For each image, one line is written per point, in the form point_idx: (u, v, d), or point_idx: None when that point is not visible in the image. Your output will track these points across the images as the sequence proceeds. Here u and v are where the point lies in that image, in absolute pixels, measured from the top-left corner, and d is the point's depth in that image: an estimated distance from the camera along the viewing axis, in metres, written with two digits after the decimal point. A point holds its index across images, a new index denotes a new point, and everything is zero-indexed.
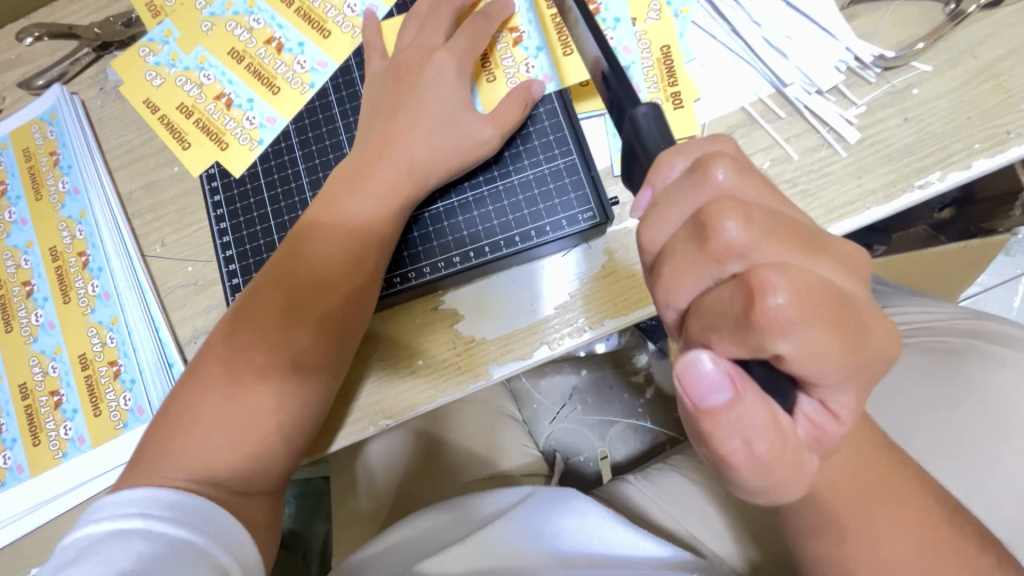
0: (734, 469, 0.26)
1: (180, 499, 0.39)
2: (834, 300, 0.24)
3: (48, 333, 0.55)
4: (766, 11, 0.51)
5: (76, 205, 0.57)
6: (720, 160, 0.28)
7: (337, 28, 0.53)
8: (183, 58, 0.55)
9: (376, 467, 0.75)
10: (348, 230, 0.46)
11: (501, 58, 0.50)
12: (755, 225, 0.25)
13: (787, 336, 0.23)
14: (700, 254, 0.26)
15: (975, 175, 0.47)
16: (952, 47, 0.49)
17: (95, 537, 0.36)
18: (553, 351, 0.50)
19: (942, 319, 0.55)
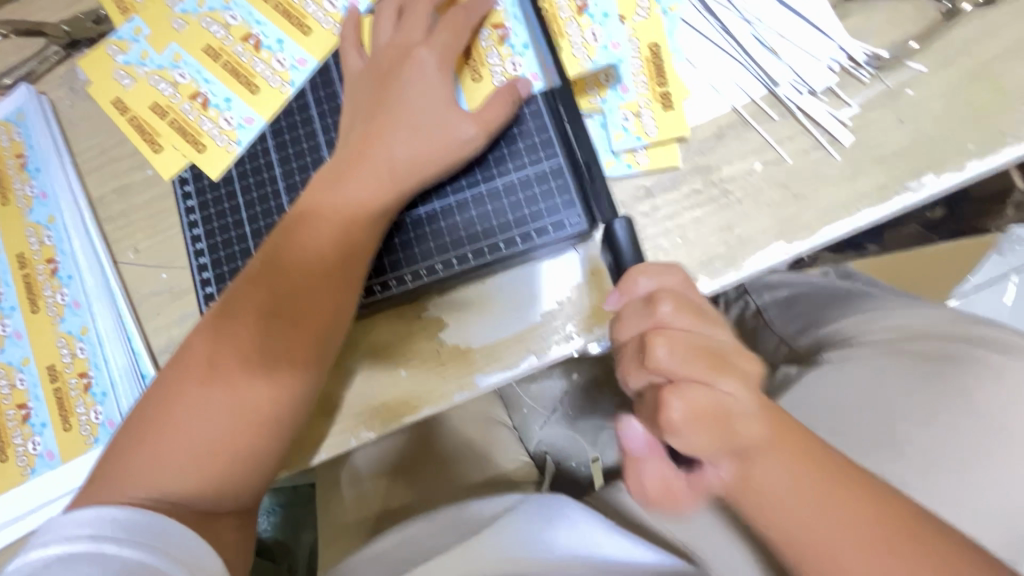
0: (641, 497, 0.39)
1: (136, 518, 0.36)
2: (721, 413, 0.33)
3: (15, 344, 0.53)
4: (756, 10, 0.50)
5: (44, 209, 0.55)
6: (666, 296, 0.36)
7: (317, 25, 0.51)
8: (155, 56, 0.53)
9: (363, 476, 0.73)
10: (326, 234, 0.44)
11: (486, 56, 0.49)
12: (677, 351, 0.34)
13: (676, 436, 0.33)
14: (640, 363, 0.36)
15: (970, 177, 0.46)
16: (947, 47, 0.48)
17: (43, 562, 0.34)
18: (540, 360, 0.48)
19: (929, 326, 0.54)
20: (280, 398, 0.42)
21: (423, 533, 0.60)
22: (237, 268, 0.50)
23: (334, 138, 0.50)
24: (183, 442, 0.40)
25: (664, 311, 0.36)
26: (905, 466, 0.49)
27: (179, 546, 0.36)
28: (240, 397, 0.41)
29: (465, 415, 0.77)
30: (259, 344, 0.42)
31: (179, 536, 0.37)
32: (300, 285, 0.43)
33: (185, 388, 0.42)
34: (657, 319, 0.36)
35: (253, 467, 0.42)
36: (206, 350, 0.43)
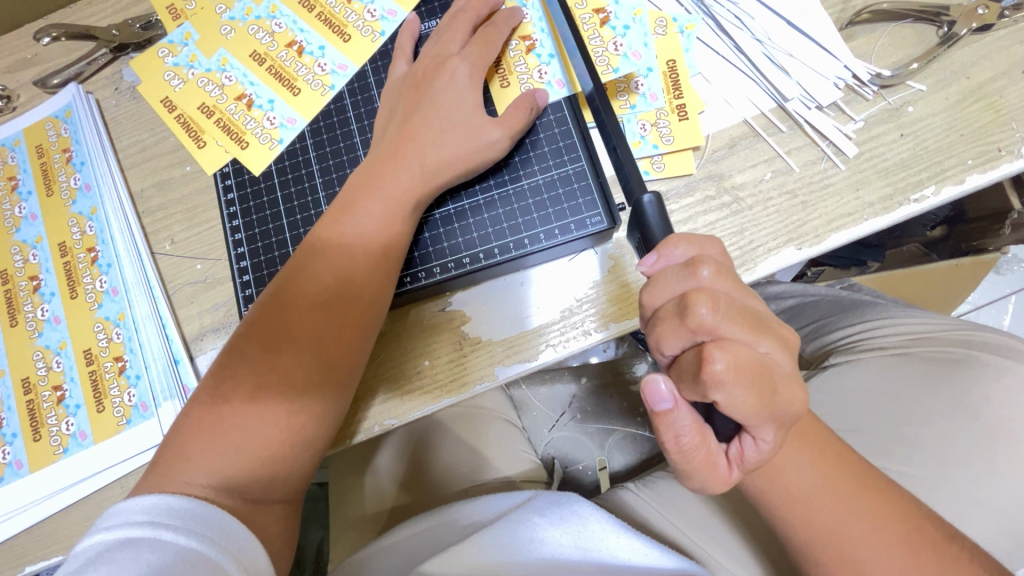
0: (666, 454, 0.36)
1: (190, 508, 0.39)
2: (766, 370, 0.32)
3: (54, 328, 0.55)
4: (769, 31, 0.53)
5: (87, 201, 0.58)
6: (708, 261, 0.34)
7: (356, 33, 0.55)
8: (203, 60, 0.56)
9: (380, 471, 0.74)
10: (370, 226, 0.47)
11: (514, 65, 0.52)
12: (720, 310, 0.32)
13: (721, 392, 0.31)
14: (681, 325, 0.33)
15: (968, 190, 0.49)
16: (946, 68, 0.51)
17: (103, 546, 0.36)
18: (557, 354, 0.50)
19: (937, 330, 0.56)
20: (314, 379, 0.44)
21: (437, 524, 0.61)
22: (274, 258, 0.52)
23: (369, 139, 0.53)
24: (227, 418, 0.43)
25: (705, 275, 0.34)
26: (911, 464, 0.50)
27: (226, 536, 0.38)
28: (276, 377, 0.43)
29: (480, 413, 0.78)
30: (300, 326, 0.44)
31: (219, 522, 0.39)
32: (344, 271, 0.46)
33: (232, 365, 0.44)
34: (699, 283, 0.34)
35: (285, 453, 0.43)
36: (250, 330, 0.45)
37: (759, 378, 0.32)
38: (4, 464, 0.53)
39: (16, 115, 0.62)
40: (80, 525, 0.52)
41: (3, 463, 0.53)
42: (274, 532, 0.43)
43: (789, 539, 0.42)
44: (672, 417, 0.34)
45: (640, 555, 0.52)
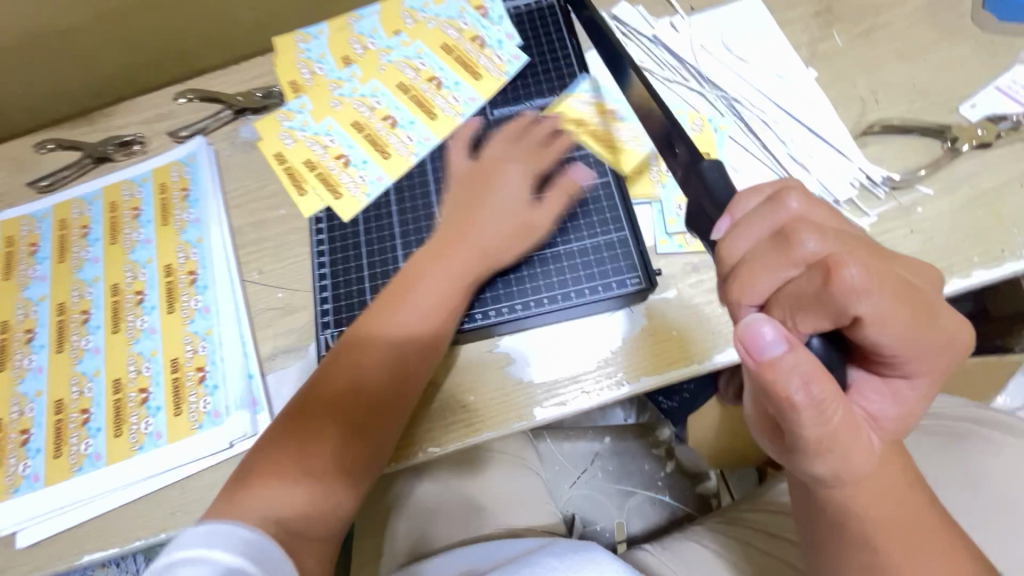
0: (797, 412, 0.33)
1: (259, 543, 0.41)
2: (898, 283, 0.34)
3: (149, 337, 0.63)
4: (793, 135, 0.62)
5: (195, 232, 0.67)
6: (791, 194, 0.38)
7: (441, 112, 0.66)
8: (313, 125, 0.68)
9: (395, 524, 0.76)
10: (444, 274, 0.55)
11: (618, 136, 0.63)
12: (830, 238, 0.34)
13: (864, 299, 0.32)
14: (782, 257, 0.35)
15: (974, 284, 0.54)
16: (951, 177, 0.58)
17: (174, 562, 0.38)
18: (591, 400, 0.55)
19: (921, 420, 0.64)
20: (356, 439, 0.49)
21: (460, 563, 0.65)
22: (352, 292, 0.61)
23: (443, 199, 0.63)
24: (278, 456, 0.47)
25: (792, 203, 0.37)
26: None
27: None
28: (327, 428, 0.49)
29: (508, 463, 0.81)
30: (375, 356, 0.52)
31: (280, 565, 0.40)
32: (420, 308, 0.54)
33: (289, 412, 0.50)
34: (788, 212, 0.37)
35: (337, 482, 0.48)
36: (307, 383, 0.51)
37: (905, 300, 0.34)
38: (85, 455, 0.59)
39: (147, 158, 0.74)
40: (141, 520, 0.57)
41: (84, 455, 0.59)
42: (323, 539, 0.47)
43: None
44: (787, 361, 0.32)
45: None
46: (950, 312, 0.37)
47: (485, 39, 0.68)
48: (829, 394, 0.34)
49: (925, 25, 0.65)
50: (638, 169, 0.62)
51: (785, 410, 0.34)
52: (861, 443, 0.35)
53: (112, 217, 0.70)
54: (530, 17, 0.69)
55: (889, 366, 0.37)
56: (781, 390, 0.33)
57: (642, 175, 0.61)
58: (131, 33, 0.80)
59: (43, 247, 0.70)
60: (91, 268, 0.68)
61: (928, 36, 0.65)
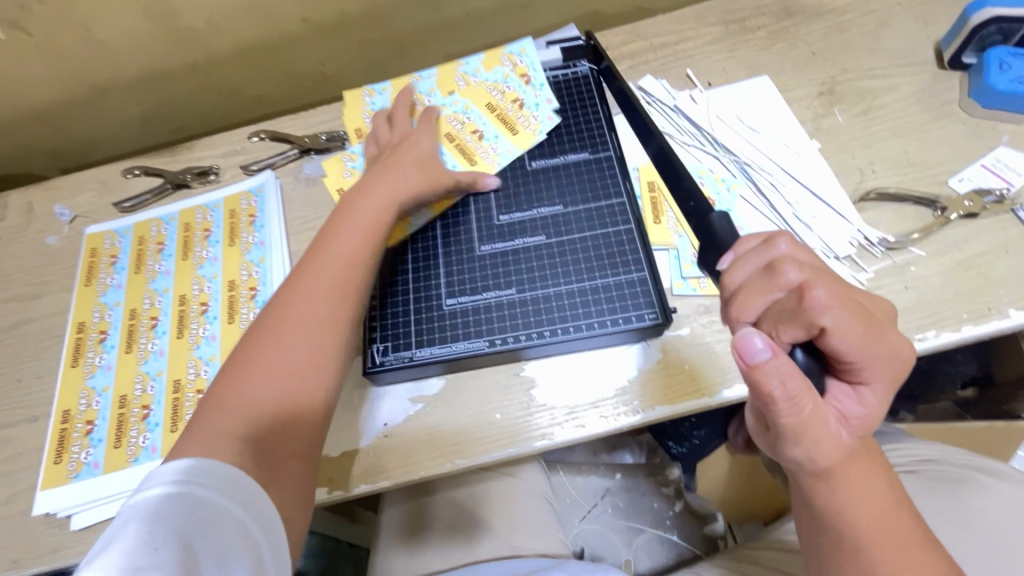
0: (774, 403, 0.39)
1: (230, 474, 0.45)
2: (860, 308, 0.40)
3: (209, 344, 0.70)
4: (798, 197, 0.69)
5: (258, 253, 0.76)
6: (785, 237, 0.44)
7: (481, 160, 0.73)
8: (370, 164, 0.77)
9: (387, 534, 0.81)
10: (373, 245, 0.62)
11: (665, 210, 0.70)
12: (807, 268, 0.41)
13: (826, 313, 0.38)
14: (769, 282, 0.41)
15: (965, 338, 0.59)
16: (941, 241, 0.64)
17: (151, 501, 0.42)
18: (608, 425, 0.60)
19: (933, 462, 0.68)
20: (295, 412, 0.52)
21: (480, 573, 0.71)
22: (398, 310, 0.66)
23: (483, 233, 0.69)
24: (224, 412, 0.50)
25: (784, 244, 0.43)
26: None
27: (254, 502, 0.45)
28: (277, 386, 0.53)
29: (521, 490, 0.84)
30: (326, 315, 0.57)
31: (247, 488, 0.46)
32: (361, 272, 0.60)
33: (232, 371, 0.53)
34: (780, 250, 0.43)
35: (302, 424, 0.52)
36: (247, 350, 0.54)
37: (862, 317, 0.40)
38: (141, 447, 0.65)
39: (221, 187, 0.83)
40: None
41: (141, 447, 0.65)
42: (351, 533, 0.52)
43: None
44: (771, 364, 0.38)
45: None
46: (895, 330, 0.42)
47: (524, 101, 0.76)
48: (804, 389, 0.39)
49: (917, 108, 0.74)
50: (658, 218, 0.69)
51: (765, 402, 0.39)
52: (833, 439, 0.40)
53: (185, 235, 0.79)
54: (567, 84, 0.79)
55: (854, 374, 0.41)
56: (762, 386, 0.38)
57: (662, 223, 0.69)
58: (217, 80, 0.92)
59: (121, 259, 0.78)
60: (163, 279, 0.76)
61: (920, 117, 0.73)
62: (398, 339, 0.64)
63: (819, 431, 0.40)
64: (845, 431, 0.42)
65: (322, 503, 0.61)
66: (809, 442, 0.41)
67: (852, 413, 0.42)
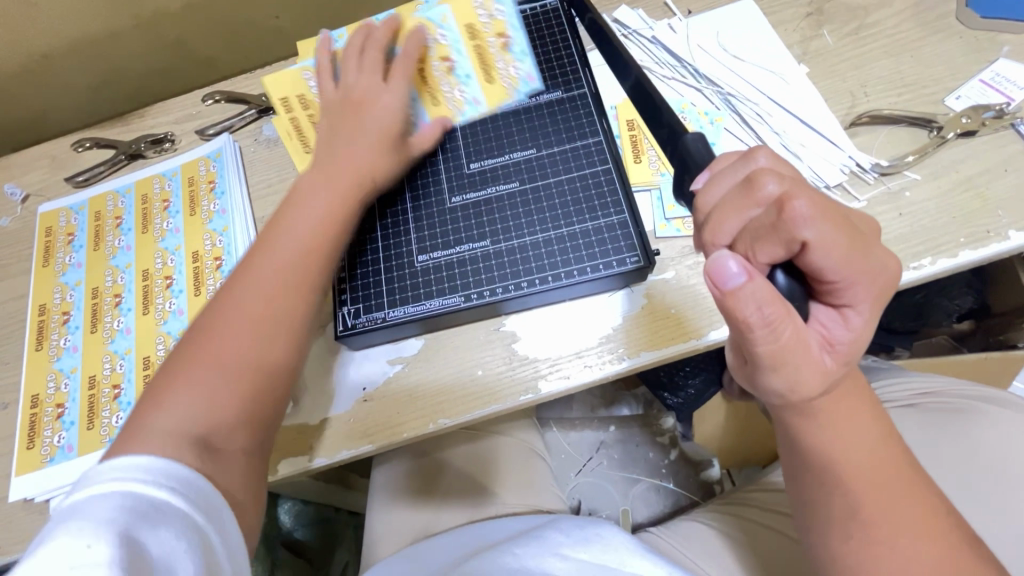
0: (751, 331, 0.36)
1: (190, 477, 0.43)
2: (844, 220, 0.37)
3: (176, 318, 0.67)
4: (785, 125, 0.65)
5: (220, 221, 0.72)
6: (763, 152, 0.41)
7: (444, 103, 0.66)
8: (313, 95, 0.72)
9: (380, 493, 0.80)
10: (310, 219, 0.57)
11: (646, 149, 0.66)
12: (786, 180, 0.37)
13: (808, 225, 0.35)
14: (746, 198, 0.38)
15: (962, 264, 0.57)
16: (937, 163, 0.61)
17: (107, 496, 0.39)
18: (595, 374, 0.58)
19: (932, 394, 0.66)
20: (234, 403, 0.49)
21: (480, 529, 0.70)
22: (367, 265, 0.63)
23: (453, 184, 0.65)
24: (183, 391, 0.48)
25: (761, 158, 0.41)
26: None
27: (214, 512, 0.43)
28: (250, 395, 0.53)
29: (514, 447, 0.83)
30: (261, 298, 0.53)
31: (207, 493, 0.43)
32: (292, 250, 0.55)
33: (190, 339, 0.51)
34: (757, 165, 0.40)
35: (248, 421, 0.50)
36: (208, 316, 0.52)
37: (845, 230, 0.37)
38: (116, 427, 0.63)
39: (177, 154, 0.78)
40: None
41: (114, 427, 0.63)
42: None
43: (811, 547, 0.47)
44: (749, 288, 0.35)
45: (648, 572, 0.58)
46: (880, 246, 0.39)
47: (512, 42, 0.66)
48: (783, 312, 0.36)
49: (911, 24, 0.68)
50: (638, 158, 0.66)
51: (741, 330, 0.37)
52: (815, 365, 0.38)
53: (143, 207, 0.75)
54: (536, 20, 0.73)
55: (838, 296, 0.39)
56: (736, 312, 0.36)
57: (641, 163, 0.65)
58: (164, 40, 0.86)
59: (79, 236, 0.74)
60: (124, 255, 0.72)
61: (914, 33, 0.68)
62: (369, 299, 0.62)
63: (802, 359, 0.38)
64: (828, 355, 0.40)
65: (310, 471, 0.60)
66: (792, 369, 0.38)
67: (839, 336, 0.39)
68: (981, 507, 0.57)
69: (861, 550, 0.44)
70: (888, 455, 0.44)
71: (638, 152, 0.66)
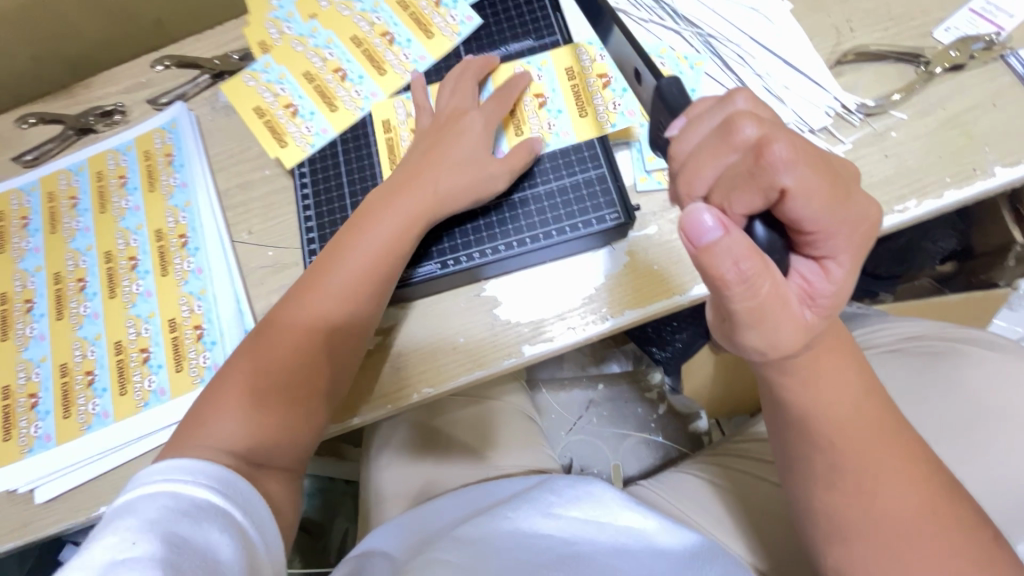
0: (728, 288, 0.35)
1: (251, 496, 0.48)
2: (825, 164, 0.35)
3: (145, 300, 0.65)
4: (768, 67, 0.62)
5: (183, 196, 0.68)
6: (742, 93, 0.39)
7: (530, 133, 0.62)
8: (271, 72, 0.69)
9: (383, 456, 0.80)
10: (379, 234, 0.56)
11: (592, 99, 0.62)
12: (765, 122, 0.35)
13: (788, 172, 0.33)
14: (724, 143, 0.36)
15: (946, 205, 0.56)
16: (924, 100, 0.59)
17: (178, 502, 0.44)
18: (579, 335, 0.57)
19: (915, 338, 0.66)
20: (273, 418, 0.52)
21: (473, 492, 0.71)
22: (336, 221, 0.64)
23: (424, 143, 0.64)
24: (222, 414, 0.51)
25: (739, 100, 0.39)
26: None
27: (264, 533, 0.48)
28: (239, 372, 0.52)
29: (503, 409, 0.83)
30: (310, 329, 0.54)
31: (259, 513, 0.48)
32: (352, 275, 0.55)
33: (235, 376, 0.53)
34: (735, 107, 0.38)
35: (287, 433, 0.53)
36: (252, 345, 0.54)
37: (827, 173, 0.35)
38: (92, 414, 0.61)
39: (130, 127, 0.74)
40: None
41: (91, 414, 0.61)
42: None
43: (796, 496, 0.47)
44: (725, 243, 0.34)
45: (636, 525, 0.59)
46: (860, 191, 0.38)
47: (612, 81, 0.62)
48: (762, 268, 0.35)
49: None
50: (584, 111, 0.62)
51: (718, 287, 0.36)
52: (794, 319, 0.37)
53: (99, 186, 0.71)
54: None
55: (816, 249, 0.38)
56: (714, 269, 0.35)
57: (589, 115, 0.62)
58: None
59: (34, 219, 0.70)
60: (84, 237, 0.69)
61: None
62: None
63: (783, 314, 0.37)
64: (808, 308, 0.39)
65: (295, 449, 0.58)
66: (772, 324, 0.37)
67: (820, 288, 0.38)
68: (963, 446, 0.58)
69: (846, 498, 0.44)
70: (870, 403, 0.44)
71: (583, 105, 0.62)
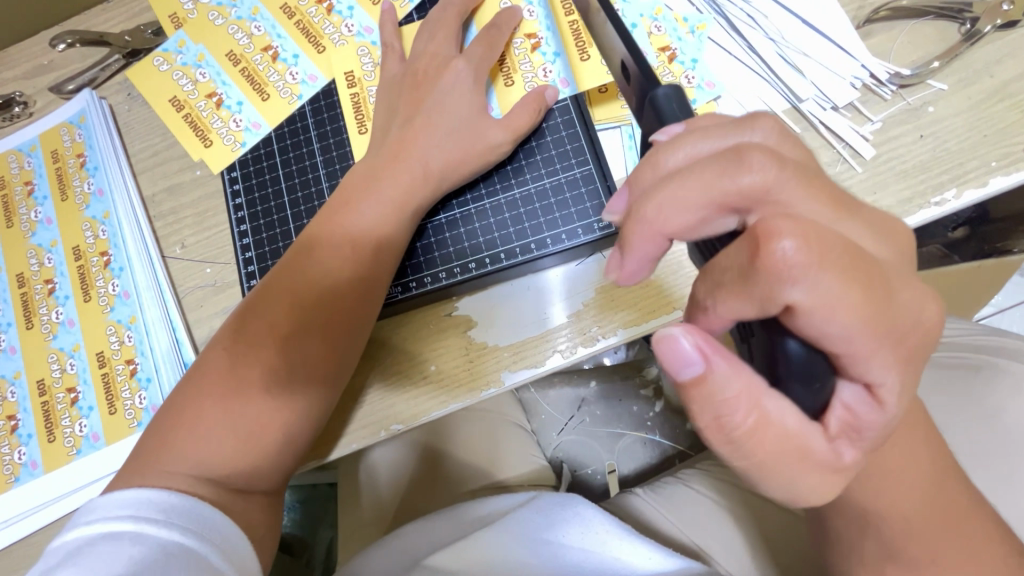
0: (705, 422, 0.30)
1: (231, 538, 0.40)
2: (856, 257, 0.26)
3: (68, 331, 0.56)
4: (784, 28, 0.52)
5: (100, 206, 0.59)
6: (759, 119, 0.31)
7: (523, 83, 0.53)
8: (186, 54, 0.59)
9: (381, 476, 0.73)
10: (365, 220, 0.48)
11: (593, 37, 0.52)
12: (784, 165, 0.27)
13: (795, 284, 0.25)
14: (728, 185, 0.27)
15: (991, 193, 0.47)
16: (968, 67, 0.49)
17: (144, 543, 0.36)
18: (566, 360, 0.50)
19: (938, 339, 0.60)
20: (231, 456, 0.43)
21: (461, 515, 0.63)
22: (276, 250, 0.55)
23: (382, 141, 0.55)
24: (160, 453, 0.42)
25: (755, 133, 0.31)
26: None
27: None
28: (168, 429, 0.44)
29: (485, 415, 0.77)
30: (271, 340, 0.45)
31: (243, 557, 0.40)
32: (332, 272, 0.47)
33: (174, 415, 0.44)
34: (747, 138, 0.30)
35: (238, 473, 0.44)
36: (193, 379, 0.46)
37: (856, 273, 0.26)
38: (19, 465, 0.54)
39: (34, 121, 0.62)
40: None
41: (19, 464, 0.54)
42: (258, 525, 0.44)
43: None
44: (702, 380, 0.28)
45: (631, 555, 0.53)
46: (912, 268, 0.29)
47: None
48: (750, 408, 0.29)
49: None
50: (585, 54, 0.53)
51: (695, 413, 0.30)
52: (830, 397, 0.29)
53: (3, 195, 0.60)
54: None
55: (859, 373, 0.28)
56: (690, 401, 0.29)
57: (591, 60, 0.52)
58: None
59: None
60: None
61: None
62: None
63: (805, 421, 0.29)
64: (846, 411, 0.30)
65: None
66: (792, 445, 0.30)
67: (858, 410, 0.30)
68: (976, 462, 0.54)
69: None
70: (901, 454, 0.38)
71: (584, 47, 0.52)
